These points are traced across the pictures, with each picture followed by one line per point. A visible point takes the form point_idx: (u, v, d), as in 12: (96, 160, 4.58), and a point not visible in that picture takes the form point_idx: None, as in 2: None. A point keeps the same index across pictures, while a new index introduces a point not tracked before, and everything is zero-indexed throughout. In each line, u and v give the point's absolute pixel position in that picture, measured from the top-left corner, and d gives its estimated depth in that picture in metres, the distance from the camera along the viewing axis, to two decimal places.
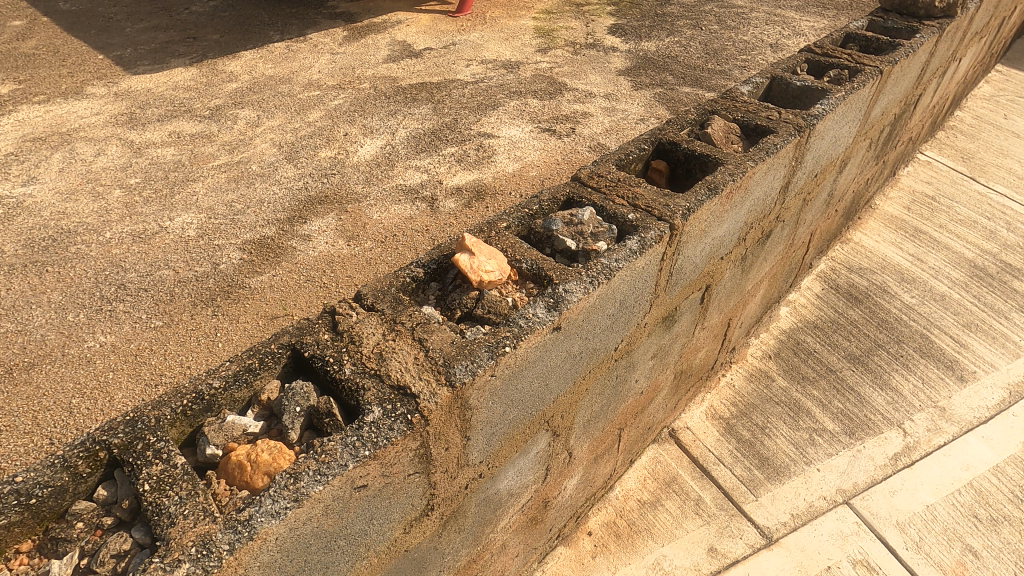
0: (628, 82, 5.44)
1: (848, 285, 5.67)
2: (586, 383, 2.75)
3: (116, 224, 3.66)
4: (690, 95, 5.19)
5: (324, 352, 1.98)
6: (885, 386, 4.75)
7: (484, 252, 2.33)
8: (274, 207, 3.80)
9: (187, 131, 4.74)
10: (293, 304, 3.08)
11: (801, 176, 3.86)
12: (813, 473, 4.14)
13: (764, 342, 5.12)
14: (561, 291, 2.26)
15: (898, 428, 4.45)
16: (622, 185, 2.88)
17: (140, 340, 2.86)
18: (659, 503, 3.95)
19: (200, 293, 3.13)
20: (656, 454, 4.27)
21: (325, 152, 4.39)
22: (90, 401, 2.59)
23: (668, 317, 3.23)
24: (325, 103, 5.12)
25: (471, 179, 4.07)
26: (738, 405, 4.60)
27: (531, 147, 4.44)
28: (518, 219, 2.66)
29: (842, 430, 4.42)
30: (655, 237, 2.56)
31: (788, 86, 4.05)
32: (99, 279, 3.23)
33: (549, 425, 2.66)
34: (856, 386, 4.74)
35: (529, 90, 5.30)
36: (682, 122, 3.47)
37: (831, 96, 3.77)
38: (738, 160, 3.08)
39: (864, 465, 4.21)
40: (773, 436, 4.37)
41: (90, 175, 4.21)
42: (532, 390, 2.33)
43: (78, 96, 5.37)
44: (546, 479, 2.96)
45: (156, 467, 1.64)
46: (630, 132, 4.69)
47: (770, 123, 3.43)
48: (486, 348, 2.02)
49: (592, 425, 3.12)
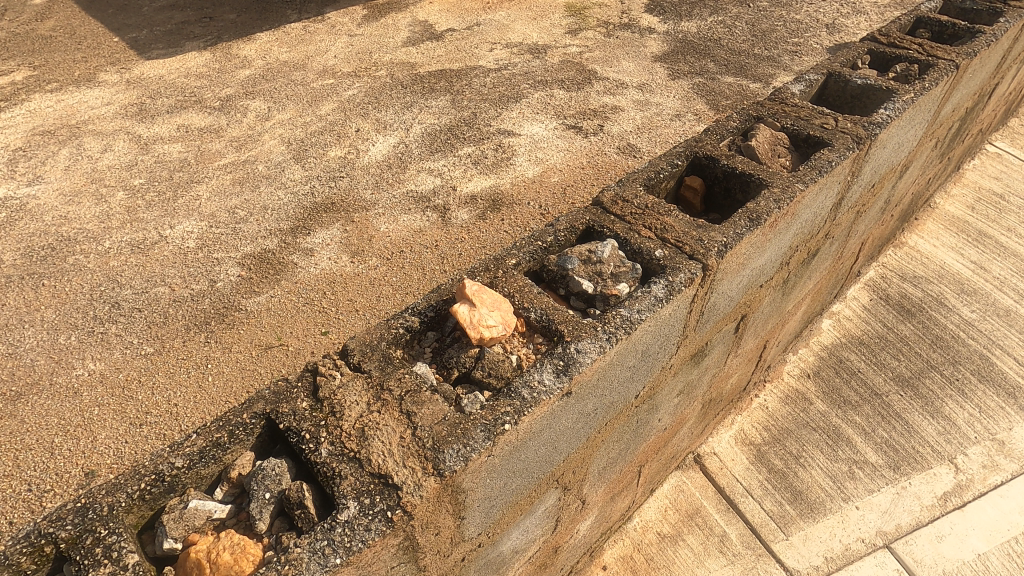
0: (664, 70, 4.98)
1: (900, 296, 5.19)
2: (601, 435, 2.49)
3: (116, 232, 3.51)
4: (732, 86, 4.70)
5: (301, 425, 1.76)
6: (937, 414, 4.34)
7: (486, 301, 2.04)
8: (278, 215, 3.58)
9: (195, 125, 4.53)
10: (289, 332, 2.87)
11: (857, 189, 3.42)
12: (852, 511, 3.82)
13: (803, 358, 4.73)
14: (573, 351, 1.97)
15: (949, 463, 4.07)
16: (650, 212, 2.53)
17: (129, 370, 2.69)
18: (681, 538, 3.71)
19: (194, 316, 2.95)
20: (679, 482, 4.01)
21: (335, 151, 4.13)
22: (73, 441, 2.43)
23: (698, 353, 2.92)
24: (339, 93, 4.83)
25: (487, 186, 3.76)
26: (772, 431, 4.26)
27: (554, 147, 4.08)
28: (530, 255, 2.36)
29: (886, 463, 4.06)
30: (684, 280, 2.24)
31: (847, 84, 3.54)
32: (95, 296, 3.09)
33: (559, 482, 2.42)
34: (904, 412, 4.35)
35: (555, 79, 4.89)
36: (722, 131, 3.06)
37: (898, 98, 3.29)
38: (786, 182, 2.68)
39: (910, 505, 3.86)
40: (808, 467, 4.04)
41: (95, 174, 4.05)
42: (539, 457, 2.09)
43: (90, 84, 5.21)
44: (556, 529, 2.75)
45: (103, 570, 1.46)
46: (663, 130, 4.27)
47: (825, 133, 3.00)
48: (482, 427, 1.75)
49: (609, 470, 2.87)
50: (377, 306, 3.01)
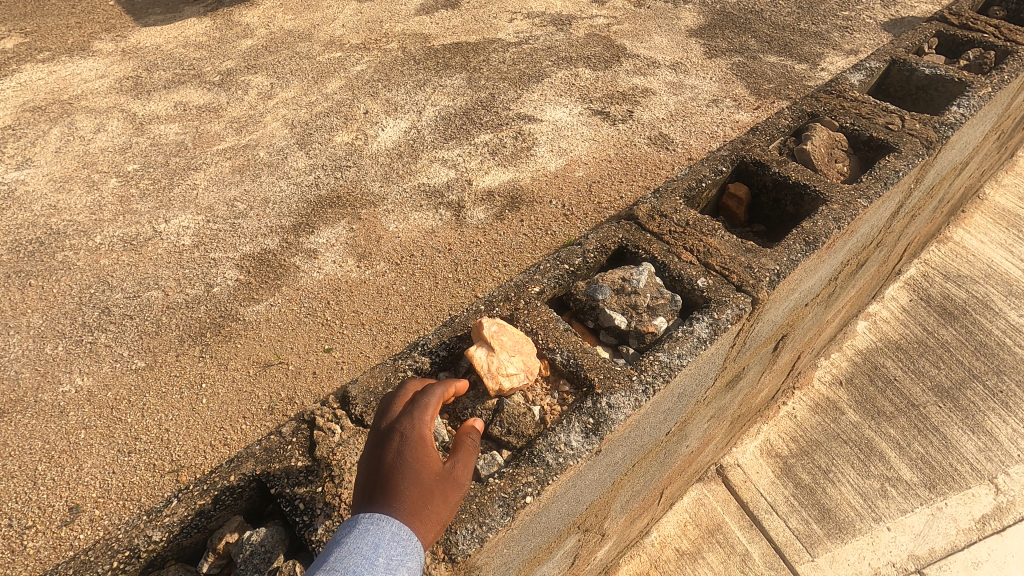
0: (700, 47, 4.55)
1: (943, 296, 4.04)
2: (627, 476, 2.24)
3: (108, 225, 3.28)
4: (775, 67, 4.29)
5: (295, 491, 1.55)
6: (990, 424, 3.39)
7: (507, 345, 1.79)
8: (280, 209, 3.32)
9: (193, 102, 4.23)
10: (289, 349, 2.66)
11: (919, 192, 3.00)
12: (882, 532, 3.03)
13: (834, 363, 3.73)
14: (604, 407, 1.73)
15: (989, 483, 3.17)
16: (692, 231, 2.24)
17: (118, 388, 2.51)
18: (700, 556, 3.01)
19: (188, 326, 2.74)
20: (700, 494, 3.24)
21: (341, 135, 3.83)
22: (56, 470, 2.27)
23: (733, 379, 2.60)
24: (346, 69, 4.48)
25: (504, 180, 3.46)
26: (800, 442, 3.39)
27: (579, 136, 3.75)
28: (555, 280, 2.09)
29: (920, 481, 3.19)
30: (731, 317, 1.96)
31: (913, 74, 3.14)
32: (83, 300, 2.88)
33: (580, 526, 2.19)
34: (951, 420, 3.41)
35: (581, 56, 4.48)
36: (773, 131, 2.73)
37: (973, 93, 2.90)
38: (847, 196, 2.37)
39: (945, 526, 3.05)
40: (837, 482, 3.20)
41: (86, 157, 3.80)
42: (561, 514, 1.85)
43: (84, 53, 4.89)
44: (574, 564, 2.52)
45: None
46: (699, 117, 3.89)
47: (890, 135, 2.65)
48: (500, 502, 1.54)
49: (632, 500, 2.61)
50: (385, 319, 2.79)
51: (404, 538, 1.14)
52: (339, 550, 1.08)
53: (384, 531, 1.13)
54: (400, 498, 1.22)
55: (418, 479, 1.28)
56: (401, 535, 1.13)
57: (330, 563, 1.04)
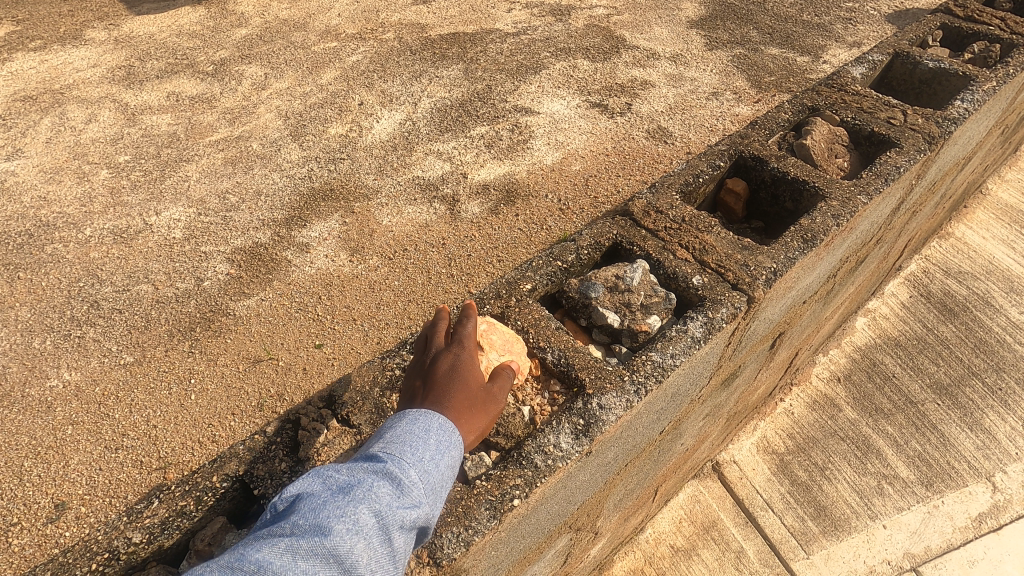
0: (701, 38, 4.48)
1: (943, 293, 4.00)
2: (620, 475, 2.22)
3: (98, 218, 3.24)
4: (777, 60, 4.23)
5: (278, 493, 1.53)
6: (987, 422, 3.36)
7: (496, 343, 1.76)
8: (272, 202, 3.28)
9: (186, 92, 4.17)
10: (279, 345, 2.63)
11: (921, 188, 2.95)
12: (878, 529, 3.01)
13: (833, 360, 3.69)
14: (595, 407, 1.69)
15: (986, 481, 3.15)
16: (688, 228, 2.20)
17: (106, 383, 2.51)
18: (695, 553, 2.98)
19: (178, 321, 2.72)
20: (696, 491, 3.21)
21: (336, 127, 3.77)
22: (43, 466, 2.27)
23: (729, 377, 2.57)
24: (341, 59, 4.41)
25: (500, 173, 3.41)
26: (797, 439, 3.36)
27: (576, 129, 3.69)
28: (548, 277, 2.05)
29: (917, 478, 3.16)
30: (726, 317, 1.92)
31: (916, 67, 3.08)
32: (72, 293, 2.85)
33: (572, 525, 2.16)
34: (948, 418, 3.38)
35: (580, 47, 4.42)
36: (772, 125, 2.68)
37: (977, 87, 2.85)
38: (846, 192, 2.32)
39: (942, 524, 3.03)
40: (833, 479, 3.18)
41: (77, 148, 3.75)
42: (551, 515, 1.83)
43: (76, 42, 4.82)
44: (566, 562, 2.49)
45: None
46: (698, 110, 3.84)
47: (892, 130, 2.60)
48: (487, 505, 1.52)
49: (626, 498, 2.58)
50: (377, 315, 2.76)
51: (450, 431, 1.30)
52: (395, 430, 1.26)
53: (434, 422, 1.29)
54: (449, 402, 1.39)
55: (466, 390, 1.43)
56: (447, 427, 1.29)
57: (389, 438, 1.23)
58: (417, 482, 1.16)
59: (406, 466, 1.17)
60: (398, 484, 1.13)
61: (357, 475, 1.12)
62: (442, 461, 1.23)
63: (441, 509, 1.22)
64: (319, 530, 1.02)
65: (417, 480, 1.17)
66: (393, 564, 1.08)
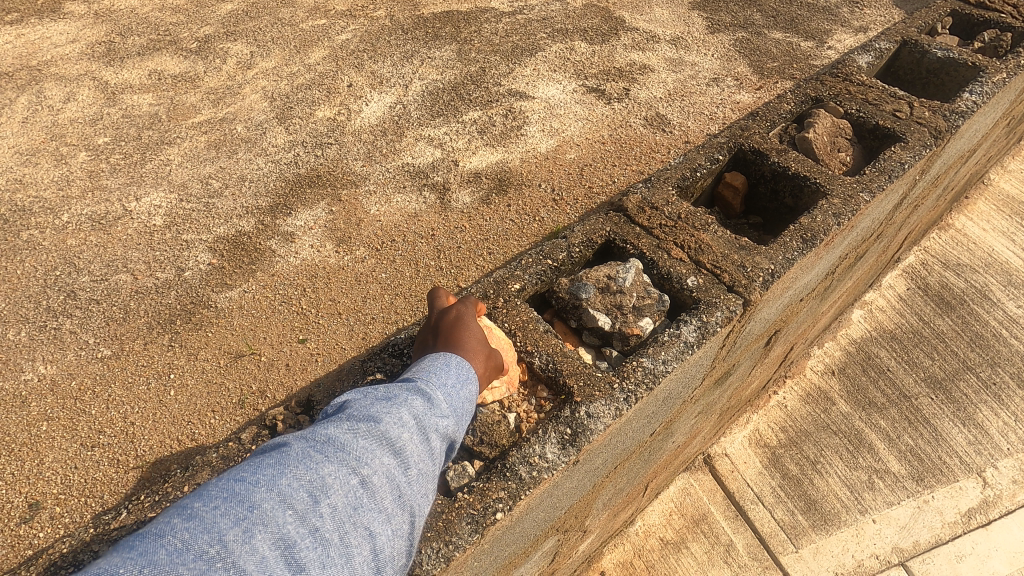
0: (702, 21, 4.33)
1: (941, 286, 3.94)
2: (608, 478, 2.16)
3: (76, 203, 3.13)
4: (780, 45, 4.10)
5: None
6: (979, 417, 3.32)
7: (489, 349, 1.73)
8: (257, 188, 3.18)
9: (169, 71, 4.02)
10: (262, 340, 2.57)
11: (924, 183, 2.86)
12: (867, 524, 2.99)
13: (828, 353, 3.65)
14: (583, 416, 1.64)
15: (977, 476, 3.12)
16: (685, 225, 2.11)
17: (83, 377, 2.45)
18: (684, 546, 2.96)
19: (157, 313, 2.65)
20: (686, 484, 3.18)
21: (323, 110, 3.64)
22: (17, 463, 2.23)
23: (722, 376, 2.51)
24: (330, 38, 4.25)
25: (492, 161, 3.31)
26: (789, 433, 3.32)
27: (572, 115, 3.58)
28: (537, 276, 1.98)
29: (908, 473, 3.14)
30: (720, 320, 1.86)
31: (924, 56, 2.97)
32: (48, 282, 2.77)
33: (559, 528, 2.11)
34: (941, 412, 3.35)
35: (578, 28, 4.27)
36: (773, 116, 2.58)
37: (985, 79, 2.75)
38: (848, 189, 2.24)
39: (931, 519, 3.01)
40: (825, 473, 3.15)
41: (55, 129, 3.61)
42: (536, 522, 1.78)
43: (54, 15, 4.63)
44: (554, 561, 2.45)
45: None
46: (697, 97, 3.72)
47: (897, 124, 2.51)
48: (468, 519, 1.47)
49: (615, 497, 2.53)
50: (363, 308, 2.70)
51: (467, 369, 1.47)
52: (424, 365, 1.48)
53: (452, 362, 1.47)
54: (463, 350, 1.53)
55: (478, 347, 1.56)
56: (464, 365, 1.47)
57: (419, 371, 1.44)
58: (444, 400, 1.36)
59: (434, 388, 1.37)
60: (430, 398, 1.34)
61: (399, 388, 1.33)
62: (462, 390, 1.43)
63: (463, 430, 1.41)
64: (373, 418, 1.23)
65: (442, 400, 1.37)
66: (432, 459, 1.28)
